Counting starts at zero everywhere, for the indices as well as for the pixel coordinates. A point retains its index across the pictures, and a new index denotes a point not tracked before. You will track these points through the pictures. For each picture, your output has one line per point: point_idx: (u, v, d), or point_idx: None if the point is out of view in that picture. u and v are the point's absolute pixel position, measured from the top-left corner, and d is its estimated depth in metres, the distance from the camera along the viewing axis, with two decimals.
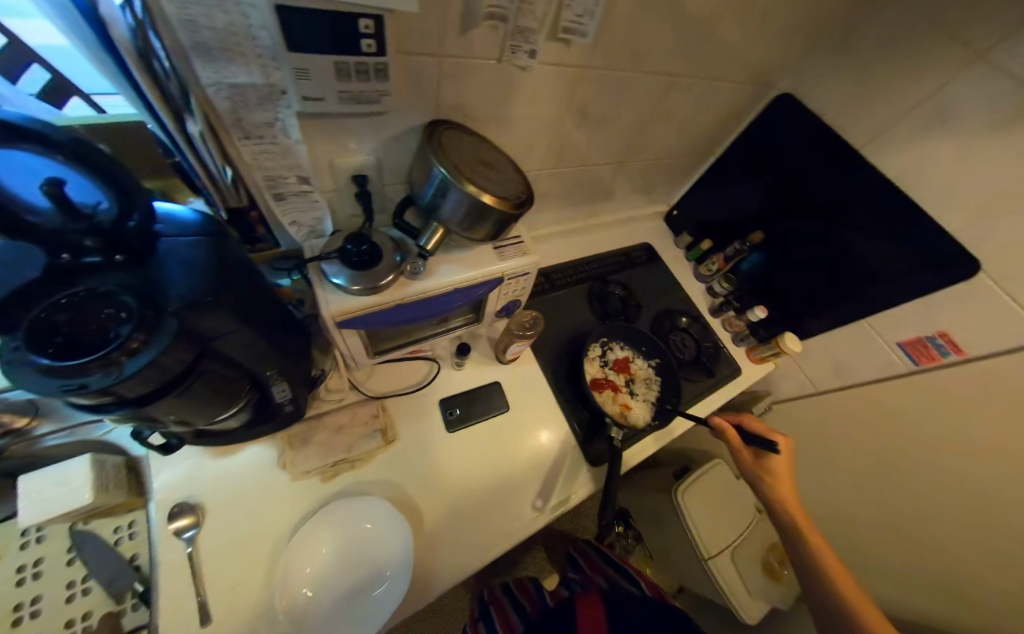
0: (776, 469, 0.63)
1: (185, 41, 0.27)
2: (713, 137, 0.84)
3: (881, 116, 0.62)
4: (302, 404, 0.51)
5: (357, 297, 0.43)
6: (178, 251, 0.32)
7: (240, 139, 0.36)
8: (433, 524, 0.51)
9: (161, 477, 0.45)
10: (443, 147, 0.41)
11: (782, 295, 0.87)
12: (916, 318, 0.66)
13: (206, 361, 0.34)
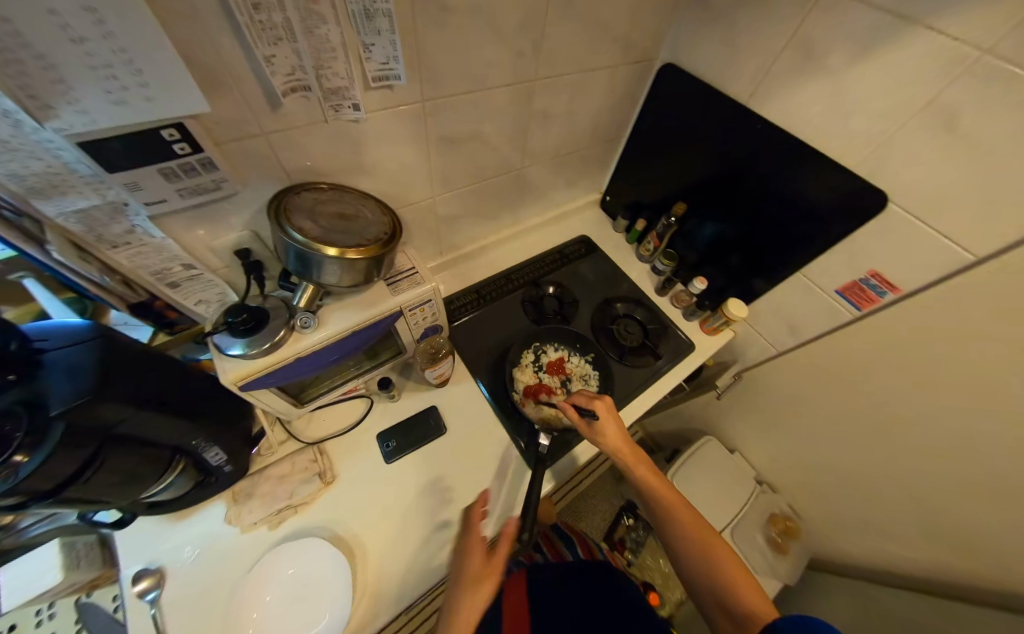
0: (610, 433, 0.57)
1: (18, 191, 0.32)
2: (617, 119, 0.84)
3: (758, 67, 0.61)
4: (243, 463, 0.57)
5: (252, 360, 0.47)
6: (66, 359, 0.36)
7: (109, 250, 0.41)
8: (377, 552, 0.55)
9: (127, 548, 0.51)
10: (294, 213, 0.45)
11: (720, 260, 0.86)
12: (846, 260, 0.62)
13: (111, 446, 0.38)
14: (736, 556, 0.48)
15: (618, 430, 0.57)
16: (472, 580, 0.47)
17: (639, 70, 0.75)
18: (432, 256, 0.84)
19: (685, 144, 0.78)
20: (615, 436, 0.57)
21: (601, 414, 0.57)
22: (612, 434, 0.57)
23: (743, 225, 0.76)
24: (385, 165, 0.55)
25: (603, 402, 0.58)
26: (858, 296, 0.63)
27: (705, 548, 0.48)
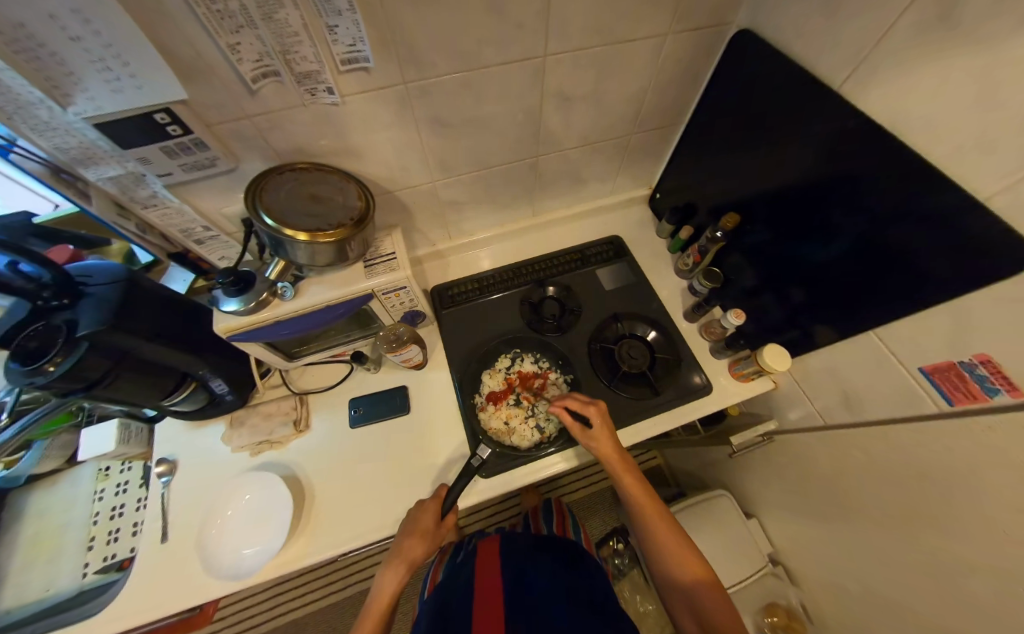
0: (603, 443, 0.57)
1: (66, 159, 0.42)
2: (669, 101, 0.69)
3: (860, 33, 0.42)
4: (243, 395, 0.69)
5: (239, 316, 0.54)
6: (100, 292, 0.48)
7: (141, 209, 0.51)
8: (318, 502, 0.62)
9: (162, 438, 0.67)
10: (272, 194, 0.49)
11: (773, 293, 0.67)
12: (937, 333, 0.42)
13: (129, 363, 0.49)
14: (704, 560, 0.53)
15: (611, 438, 0.58)
16: (414, 555, 0.52)
17: (703, 39, 0.59)
18: (440, 239, 0.84)
19: (750, 139, 0.61)
20: (607, 443, 0.57)
21: (595, 421, 0.58)
22: (605, 443, 0.57)
23: (806, 255, 0.57)
24: (374, 148, 0.56)
25: (597, 410, 0.58)
26: (955, 386, 0.42)
27: (677, 553, 0.53)
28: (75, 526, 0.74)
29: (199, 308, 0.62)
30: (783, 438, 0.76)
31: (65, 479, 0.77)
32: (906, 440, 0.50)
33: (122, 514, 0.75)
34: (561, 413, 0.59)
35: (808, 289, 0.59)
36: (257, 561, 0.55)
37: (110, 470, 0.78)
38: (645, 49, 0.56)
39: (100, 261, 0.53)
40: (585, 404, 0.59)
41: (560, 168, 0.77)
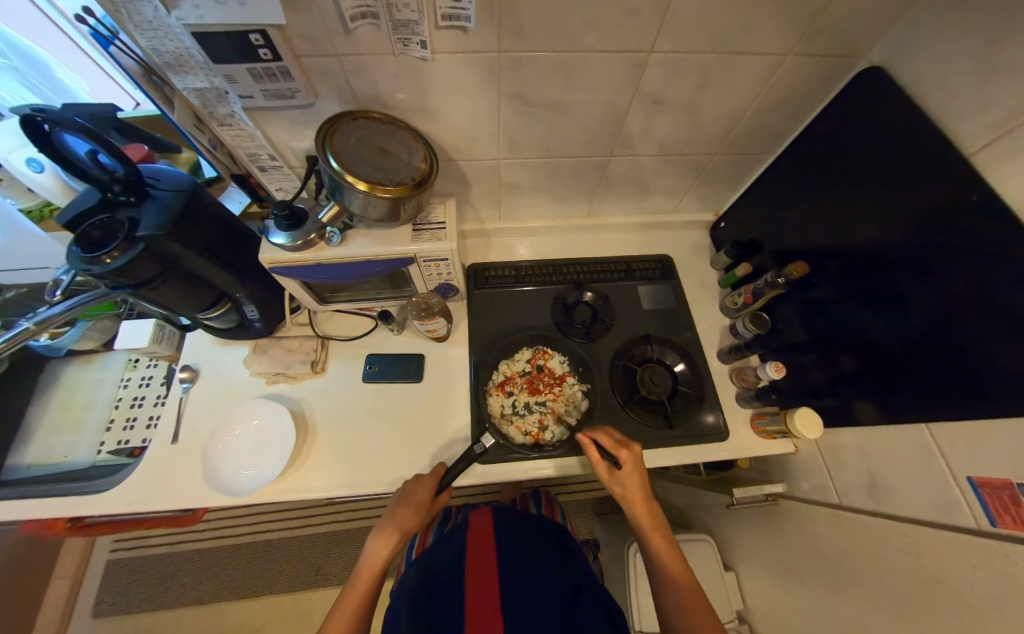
0: (631, 483, 0.55)
1: (160, 62, 0.42)
2: (764, 128, 0.64)
3: (1018, 98, 0.36)
4: (271, 325, 0.71)
5: (284, 251, 0.55)
6: (165, 198, 0.49)
7: (217, 126, 0.51)
8: (318, 442, 0.64)
9: (191, 346, 0.71)
10: (342, 138, 0.49)
11: (819, 357, 0.63)
12: (1003, 450, 0.38)
13: (176, 271, 0.51)
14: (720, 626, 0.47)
15: (641, 483, 0.55)
16: (408, 524, 0.53)
17: (825, 69, 0.53)
18: (489, 217, 0.82)
19: (844, 190, 0.55)
20: (634, 488, 0.55)
21: (627, 464, 0.55)
22: (635, 485, 0.55)
23: (872, 327, 0.53)
24: (450, 113, 0.54)
25: (631, 453, 0.55)
26: (1005, 508, 0.37)
27: (692, 615, 0.48)
28: (100, 405, 0.79)
29: (248, 233, 0.63)
30: (785, 504, 0.73)
31: (101, 360, 0.83)
32: (924, 546, 0.46)
33: (140, 406, 0.80)
34: (589, 446, 0.57)
35: (864, 362, 0.55)
36: (251, 484, 0.57)
37: (139, 362, 0.84)
38: (757, 67, 0.52)
39: (169, 166, 0.54)
40: (618, 444, 0.57)
41: (629, 173, 0.73)
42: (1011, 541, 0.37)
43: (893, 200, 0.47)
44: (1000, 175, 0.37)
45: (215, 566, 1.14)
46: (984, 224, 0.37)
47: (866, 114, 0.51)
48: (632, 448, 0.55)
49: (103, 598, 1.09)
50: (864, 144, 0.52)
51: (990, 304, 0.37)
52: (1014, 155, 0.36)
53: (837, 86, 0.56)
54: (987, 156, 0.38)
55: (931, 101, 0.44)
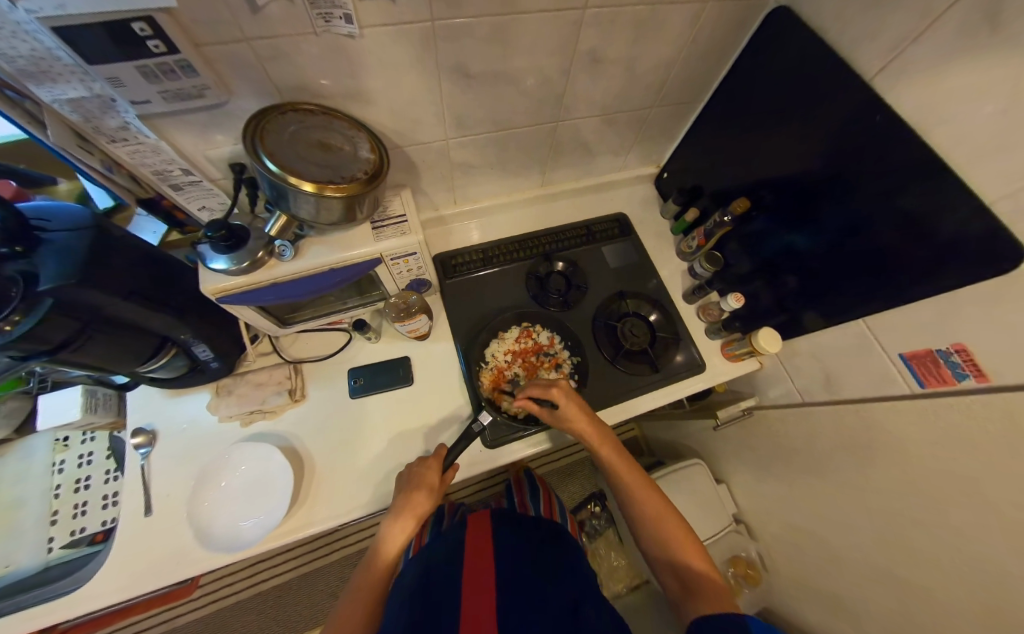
0: (572, 416, 0.58)
1: (13, 73, 0.33)
2: (692, 76, 0.67)
3: (899, 25, 0.41)
4: (230, 362, 0.64)
5: (230, 278, 0.49)
6: (62, 240, 0.40)
7: (106, 142, 0.43)
8: (318, 471, 0.60)
9: (136, 407, 0.62)
10: (274, 137, 0.43)
11: (768, 281, 0.71)
12: (924, 325, 0.46)
13: (99, 325, 0.43)
14: (688, 527, 0.55)
15: (579, 410, 0.58)
16: (422, 507, 0.52)
17: (737, 14, 0.57)
18: (444, 203, 0.79)
19: (768, 126, 0.61)
20: (580, 423, 0.58)
21: (561, 401, 0.58)
22: (578, 422, 0.58)
23: (808, 245, 0.60)
24: (387, 93, 0.50)
25: (559, 389, 0.58)
26: (930, 371, 0.47)
27: (668, 529, 0.54)
28: (34, 500, 0.68)
29: (176, 262, 0.55)
30: (760, 415, 0.83)
31: (17, 449, 0.70)
32: (876, 419, 0.55)
33: (89, 487, 0.69)
34: (526, 403, 0.59)
35: (805, 277, 0.63)
36: (255, 533, 0.53)
37: (70, 441, 0.72)
38: (681, 15, 0.53)
39: (58, 203, 0.44)
40: (547, 387, 0.59)
41: (575, 137, 0.74)
42: (938, 395, 0.46)
43: (811, 130, 0.53)
44: (896, 96, 0.43)
45: (223, 629, 1.06)
46: (890, 140, 0.43)
47: (776, 54, 0.56)
48: (558, 387, 0.57)
49: None
50: (779, 81, 0.57)
51: (901, 207, 0.44)
52: (904, 76, 0.41)
53: (751, 30, 0.60)
54: (883, 79, 0.44)
55: (831, 32, 0.48)
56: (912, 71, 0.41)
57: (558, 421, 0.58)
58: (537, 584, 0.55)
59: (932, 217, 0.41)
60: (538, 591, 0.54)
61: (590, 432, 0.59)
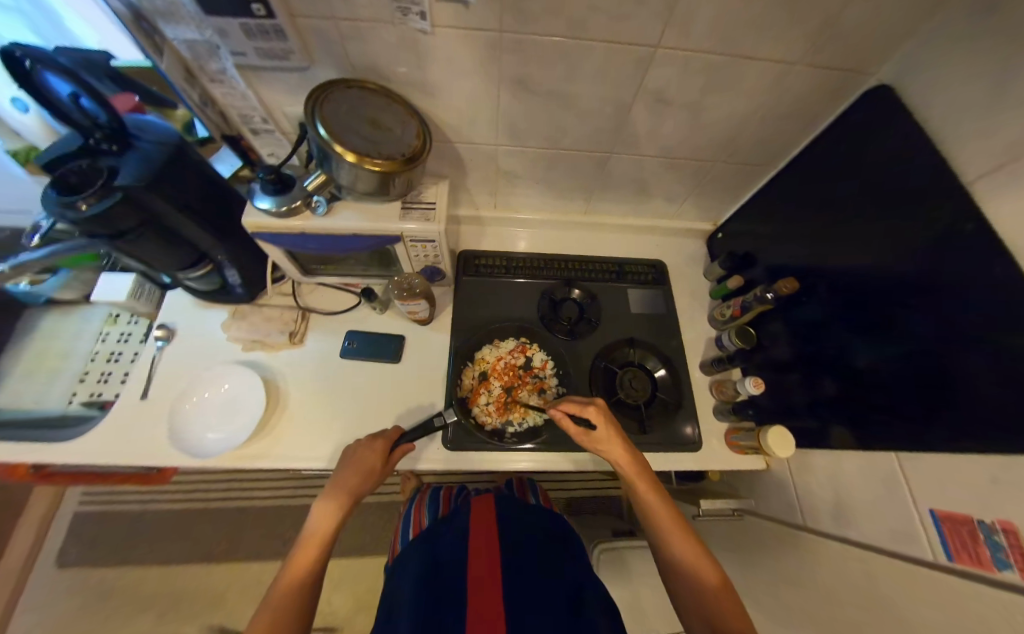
0: (606, 439, 0.54)
1: (151, 10, 0.40)
2: (768, 139, 0.63)
3: (1016, 129, 0.35)
4: (252, 292, 0.70)
5: (267, 217, 0.54)
6: (147, 150, 0.48)
7: (207, 82, 0.50)
8: (287, 414, 0.63)
9: (170, 306, 0.71)
10: (334, 106, 0.48)
11: (797, 377, 0.63)
12: (976, 486, 0.37)
13: (152, 227, 0.49)
14: (708, 550, 0.47)
15: (615, 433, 0.54)
16: (358, 488, 0.50)
17: (831, 85, 0.52)
18: (485, 204, 0.81)
19: (839, 209, 0.54)
20: (614, 445, 0.54)
21: (597, 421, 0.55)
22: (612, 443, 0.54)
23: (853, 350, 0.52)
24: (449, 90, 0.53)
25: (597, 409, 0.55)
26: (964, 545, 0.37)
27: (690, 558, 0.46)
28: (77, 357, 0.79)
29: (233, 193, 0.62)
30: (754, 522, 0.73)
31: (83, 311, 0.83)
32: (881, 577, 0.45)
33: (117, 362, 0.80)
34: (560, 418, 0.55)
35: (841, 385, 0.54)
36: (214, 448, 0.57)
37: (120, 318, 0.84)
38: (765, 73, 0.50)
39: (156, 119, 0.53)
40: (583, 405, 0.55)
41: (628, 173, 0.72)
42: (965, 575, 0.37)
43: (885, 224, 0.46)
44: (994, 208, 0.36)
45: (183, 529, 1.15)
46: (975, 256, 0.36)
47: (866, 135, 0.50)
48: (597, 403, 0.55)
49: (67, 550, 1.10)
50: (861, 164, 0.51)
51: (975, 338, 0.36)
52: (1007, 187, 0.35)
53: (844, 104, 0.55)
54: (983, 186, 0.37)
55: (933, 122, 0.42)
56: (1018, 183, 0.34)
57: (590, 441, 0.54)
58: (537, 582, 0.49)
59: (1011, 361, 0.33)
60: (546, 589, 0.48)
61: (621, 452, 0.54)
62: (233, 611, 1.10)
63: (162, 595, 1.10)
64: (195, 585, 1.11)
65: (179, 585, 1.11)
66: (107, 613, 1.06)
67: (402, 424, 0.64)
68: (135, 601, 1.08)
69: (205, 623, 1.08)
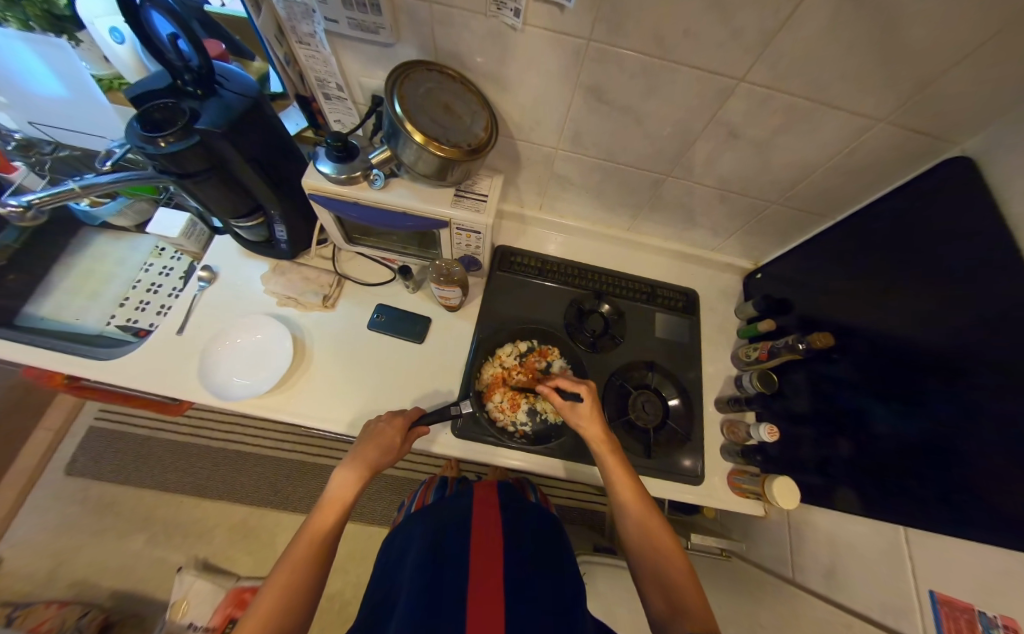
0: (587, 417, 0.56)
1: None
2: (831, 189, 0.62)
3: None
4: (295, 251, 0.73)
5: (326, 182, 0.55)
6: (229, 99, 0.49)
7: (295, 42, 0.52)
8: (309, 372, 0.65)
9: (216, 249, 0.73)
10: (412, 86, 0.48)
11: (813, 432, 0.62)
12: (986, 578, 0.37)
13: (220, 171, 0.51)
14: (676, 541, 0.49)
15: (599, 419, 0.56)
16: (377, 463, 0.52)
17: (911, 146, 0.50)
18: (530, 204, 0.82)
19: (890, 272, 0.53)
20: (593, 423, 0.56)
21: (585, 399, 0.56)
22: (592, 421, 0.56)
23: (879, 418, 0.51)
24: (525, 88, 0.53)
25: (588, 388, 0.57)
26: (958, 629, 0.37)
27: (660, 546, 0.48)
28: (120, 282, 0.83)
29: (297, 153, 0.64)
30: (740, 565, 0.72)
31: (132, 240, 0.87)
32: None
33: (156, 293, 0.83)
34: (550, 393, 0.58)
35: (859, 450, 0.53)
36: (237, 393, 0.60)
37: (164, 252, 0.87)
38: (844, 123, 0.49)
39: (241, 71, 0.55)
40: (575, 382, 0.58)
41: (680, 198, 0.72)
42: None
43: (938, 298, 0.45)
44: None
45: (184, 460, 1.20)
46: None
47: (934, 203, 0.49)
48: (587, 383, 0.57)
49: (77, 459, 1.16)
50: (924, 232, 0.49)
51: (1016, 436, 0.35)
52: None
53: (919, 168, 0.53)
54: None
55: None
56: None
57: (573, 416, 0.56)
58: (541, 583, 0.48)
59: None
60: (548, 593, 0.47)
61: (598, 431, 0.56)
62: (218, 546, 1.14)
63: (156, 518, 1.15)
64: (186, 515, 1.17)
65: (172, 512, 1.16)
66: (104, 524, 1.13)
67: (417, 405, 0.66)
68: (131, 518, 1.14)
69: (191, 552, 1.13)
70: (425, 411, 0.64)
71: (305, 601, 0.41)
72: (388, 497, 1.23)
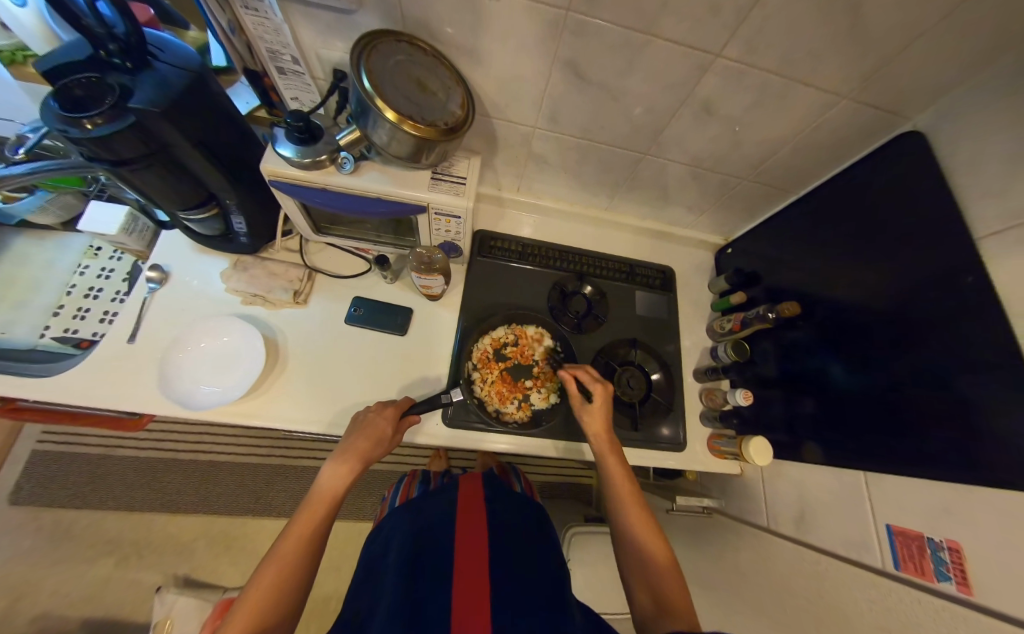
0: (597, 416, 0.59)
1: None
2: (794, 165, 0.65)
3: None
4: (257, 244, 0.67)
5: (289, 167, 0.51)
6: (166, 74, 0.43)
7: (240, 6, 0.46)
8: (286, 373, 0.62)
9: (164, 246, 0.67)
10: (379, 59, 0.45)
11: (781, 394, 0.67)
12: (933, 510, 0.42)
13: (162, 157, 0.45)
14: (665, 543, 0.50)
15: (605, 417, 0.59)
16: (370, 454, 0.51)
17: (867, 121, 0.53)
18: (508, 186, 0.80)
19: (847, 242, 0.57)
20: (601, 421, 0.59)
21: (598, 397, 0.60)
22: (600, 419, 0.59)
23: (839, 376, 0.56)
24: (500, 61, 0.51)
25: (603, 388, 0.60)
26: (912, 555, 0.43)
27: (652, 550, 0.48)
28: (50, 287, 0.74)
29: (251, 135, 0.59)
30: (722, 521, 0.78)
31: (59, 239, 0.77)
32: (834, 578, 0.51)
33: (97, 299, 0.75)
34: (568, 380, 0.61)
35: (823, 406, 0.58)
36: (207, 399, 0.55)
37: (100, 252, 0.78)
38: (809, 99, 0.51)
39: (176, 40, 0.49)
40: (592, 380, 0.61)
41: (655, 177, 0.73)
42: (909, 585, 0.42)
43: (892, 262, 0.49)
44: (998, 264, 0.38)
45: (150, 477, 1.12)
46: (974, 306, 0.39)
47: (888, 175, 0.53)
48: (603, 381, 0.61)
49: (21, 487, 1.05)
50: (879, 203, 0.53)
51: (961, 386, 0.40)
52: (1011, 248, 0.37)
53: (872, 143, 0.57)
54: (992, 245, 0.39)
55: (955, 172, 0.45)
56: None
57: (585, 409, 0.59)
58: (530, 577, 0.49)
59: (992, 407, 0.36)
60: (537, 588, 0.47)
61: (605, 432, 0.59)
62: (199, 561, 1.09)
63: (124, 540, 1.07)
64: (159, 533, 1.10)
65: (142, 532, 1.09)
66: (62, 552, 1.03)
67: (405, 394, 0.65)
68: (94, 543, 1.06)
69: (167, 570, 1.07)
70: (416, 400, 0.63)
71: (294, 600, 0.39)
72: (377, 492, 1.22)
